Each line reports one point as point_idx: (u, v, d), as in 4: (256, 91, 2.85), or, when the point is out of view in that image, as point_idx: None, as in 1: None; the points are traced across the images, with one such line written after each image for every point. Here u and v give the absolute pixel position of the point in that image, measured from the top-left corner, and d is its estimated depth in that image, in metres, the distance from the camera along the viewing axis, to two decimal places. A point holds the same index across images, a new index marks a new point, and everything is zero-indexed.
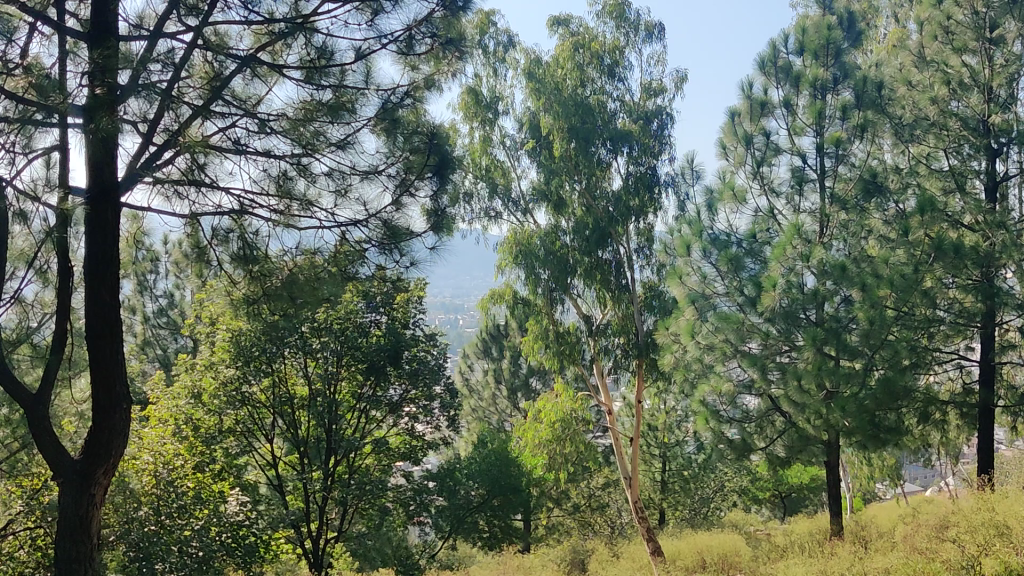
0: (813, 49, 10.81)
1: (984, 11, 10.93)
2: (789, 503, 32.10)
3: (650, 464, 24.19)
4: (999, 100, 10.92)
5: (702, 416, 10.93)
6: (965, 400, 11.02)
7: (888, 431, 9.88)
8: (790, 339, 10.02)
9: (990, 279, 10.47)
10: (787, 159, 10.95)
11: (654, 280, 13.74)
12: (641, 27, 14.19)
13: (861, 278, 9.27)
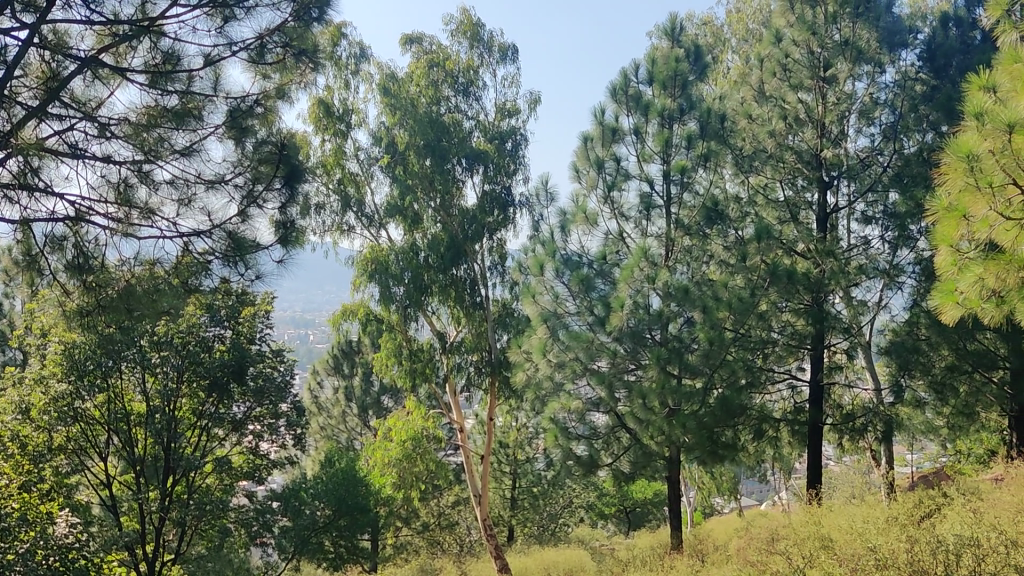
0: (662, 80, 11.16)
1: (819, 51, 11.63)
2: (634, 518, 33.07)
3: (500, 481, 24.37)
4: (830, 136, 11.70)
5: (552, 433, 10.95)
6: (796, 418, 11.59)
7: (724, 447, 10.47)
8: (637, 357, 10.22)
9: (819, 304, 11.09)
10: (636, 185, 11.29)
11: (507, 297, 13.99)
12: (494, 47, 14.39)
13: (703, 299, 9.67)
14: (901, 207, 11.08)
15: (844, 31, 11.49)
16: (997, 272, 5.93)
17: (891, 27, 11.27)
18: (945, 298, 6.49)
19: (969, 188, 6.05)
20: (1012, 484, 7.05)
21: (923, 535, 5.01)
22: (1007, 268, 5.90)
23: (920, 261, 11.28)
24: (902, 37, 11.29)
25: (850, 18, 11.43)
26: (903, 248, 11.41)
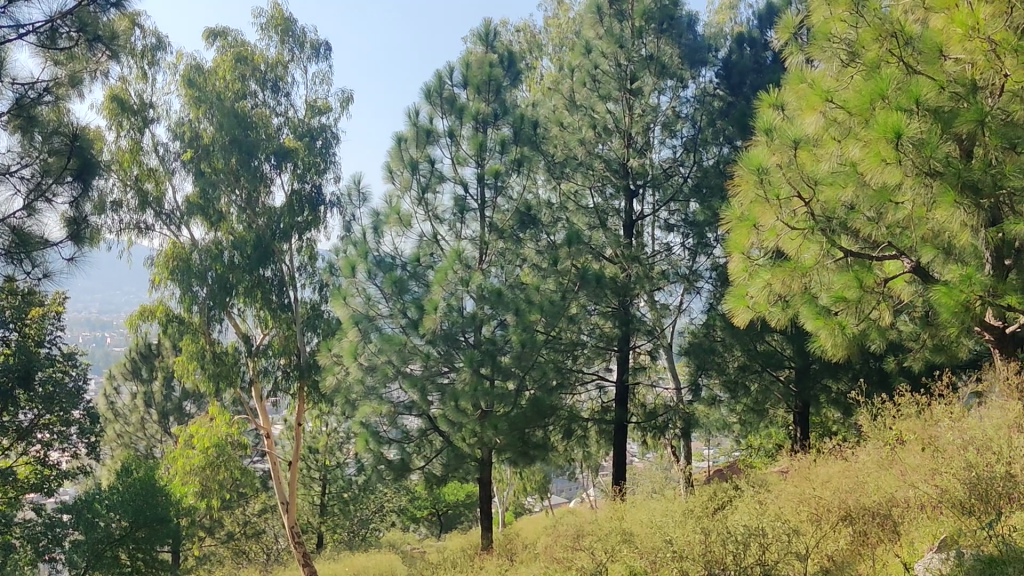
0: (476, 85, 11.27)
1: (626, 65, 11.99)
2: (447, 520, 33.28)
3: (310, 488, 23.91)
4: (636, 146, 12.10)
5: (362, 437, 10.72)
6: (603, 417, 11.97)
7: (535, 448, 10.69)
8: (450, 360, 10.29)
9: (625, 308, 11.59)
10: (450, 188, 11.24)
11: (314, 300, 13.89)
12: (306, 43, 14.11)
13: (516, 303, 10.00)
14: (700, 216, 11.90)
15: (649, 46, 12.00)
16: (784, 279, 6.38)
17: (692, 46, 11.92)
18: (736, 303, 6.73)
19: (759, 199, 6.36)
20: (796, 475, 7.55)
21: (715, 523, 5.18)
22: (792, 275, 6.39)
23: (715, 267, 12.07)
24: (701, 55, 12.01)
25: (654, 32, 11.94)
26: (701, 255, 12.13)
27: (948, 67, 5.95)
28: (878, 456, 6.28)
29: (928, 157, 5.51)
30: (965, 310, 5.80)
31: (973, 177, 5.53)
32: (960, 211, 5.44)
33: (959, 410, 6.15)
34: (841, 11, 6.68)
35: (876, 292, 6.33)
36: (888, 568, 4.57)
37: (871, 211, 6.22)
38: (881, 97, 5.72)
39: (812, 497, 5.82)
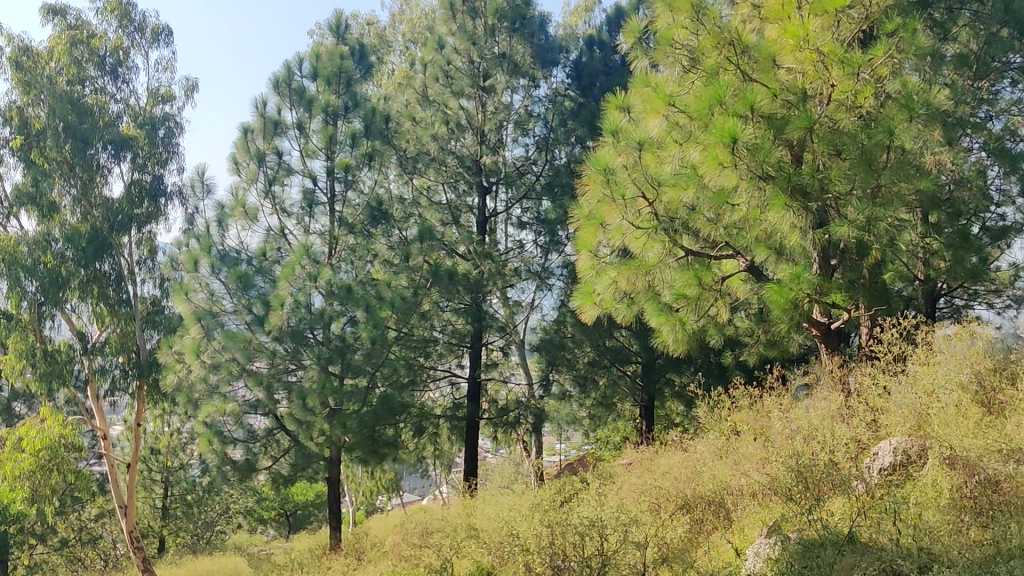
0: (326, 76, 11.14)
1: (478, 62, 12.02)
2: (295, 521, 32.62)
3: (150, 490, 22.94)
4: (489, 143, 12.18)
5: (205, 437, 10.27)
6: (455, 412, 11.90)
7: (386, 446, 10.54)
8: (298, 357, 10.04)
9: (478, 304, 11.53)
10: (299, 181, 11.06)
11: (157, 295, 13.47)
12: (147, 28, 13.57)
13: (366, 299, 9.93)
14: (552, 214, 12.14)
15: (501, 45, 12.05)
16: (629, 276, 6.45)
17: (544, 46, 12.15)
18: (584, 300, 6.73)
19: (605, 199, 6.43)
20: (638, 467, 7.78)
21: (559, 514, 5.26)
22: (637, 272, 6.49)
23: (566, 264, 12.39)
24: (552, 55, 12.27)
25: (506, 32, 12.00)
26: (552, 252, 12.42)
27: (781, 76, 6.23)
28: (715, 447, 6.53)
29: (761, 161, 5.77)
30: (794, 307, 6.12)
31: (802, 181, 5.86)
32: (789, 214, 5.73)
33: (788, 402, 6.48)
34: (681, 17, 6.76)
35: (713, 290, 6.57)
36: (722, 554, 4.78)
37: (711, 213, 6.43)
38: (719, 103, 5.94)
39: (653, 487, 6.00)
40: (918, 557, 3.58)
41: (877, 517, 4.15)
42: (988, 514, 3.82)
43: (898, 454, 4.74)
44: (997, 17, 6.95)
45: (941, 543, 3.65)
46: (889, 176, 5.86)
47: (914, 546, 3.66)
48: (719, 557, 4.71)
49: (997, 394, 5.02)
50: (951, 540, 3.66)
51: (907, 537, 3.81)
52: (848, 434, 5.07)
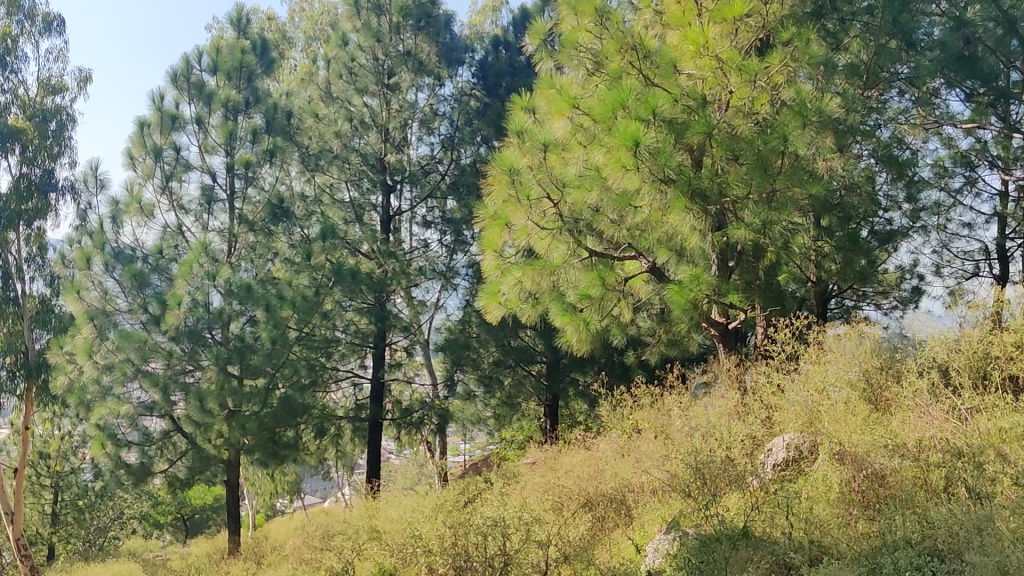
0: (226, 70, 10.86)
1: (383, 59, 11.96)
2: (193, 526, 31.80)
3: (39, 497, 22.05)
4: (394, 141, 12.00)
5: (98, 441, 9.87)
6: (358, 413, 11.79)
7: (286, 448, 10.36)
8: (196, 357, 9.82)
9: (381, 304, 11.43)
10: (197, 177, 10.79)
11: (47, 293, 12.99)
12: (37, 17, 13.04)
13: (267, 298, 9.75)
14: (457, 213, 12.19)
15: (406, 42, 12.00)
16: (534, 276, 6.48)
17: (450, 45, 12.23)
18: (489, 299, 6.73)
19: (510, 199, 6.41)
20: (541, 466, 7.83)
21: (462, 515, 5.24)
22: (541, 273, 6.51)
23: (471, 264, 12.44)
24: (457, 55, 12.36)
25: (412, 30, 11.97)
26: (458, 252, 12.44)
27: (682, 81, 6.43)
28: (616, 445, 6.63)
29: (663, 165, 5.86)
30: (693, 307, 6.26)
31: (701, 185, 6.00)
32: (689, 216, 5.92)
33: (687, 401, 6.62)
34: (586, 21, 6.83)
35: (616, 290, 6.69)
36: (622, 550, 4.85)
37: (614, 214, 6.49)
38: (622, 107, 6.00)
39: (555, 486, 6.05)
40: (809, 550, 3.73)
41: (771, 511, 4.27)
42: (874, 507, 3.97)
43: (791, 450, 4.90)
44: (885, 28, 7.06)
45: (830, 536, 3.78)
46: (783, 181, 6.01)
47: (806, 538, 3.81)
48: (620, 553, 4.79)
49: (883, 391, 5.22)
50: (841, 533, 3.80)
51: (799, 531, 3.94)
52: (744, 431, 5.21)
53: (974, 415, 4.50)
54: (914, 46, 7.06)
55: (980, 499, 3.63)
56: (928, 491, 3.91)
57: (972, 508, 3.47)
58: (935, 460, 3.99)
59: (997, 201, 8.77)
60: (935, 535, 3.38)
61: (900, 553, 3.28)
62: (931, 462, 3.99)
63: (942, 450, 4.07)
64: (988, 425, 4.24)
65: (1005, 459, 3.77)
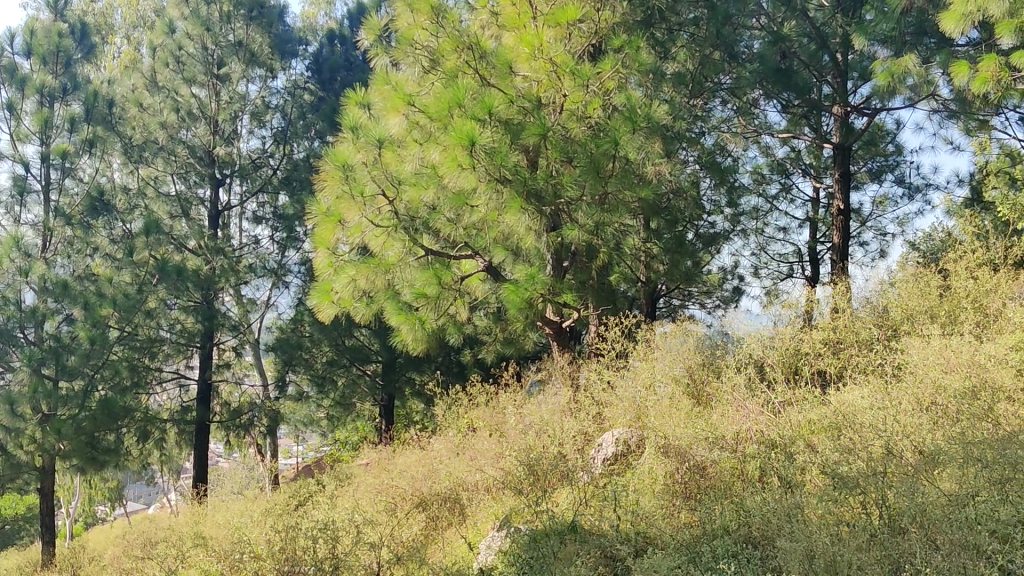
0: (41, 54, 10.07)
1: (212, 48, 11.53)
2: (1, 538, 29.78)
3: None
4: (223, 134, 11.71)
5: None
6: (183, 416, 11.35)
7: (106, 453, 9.83)
8: (7, 359, 9.20)
9: (208, 302, 11.08)
10: (8, 166, 10.04)
11: None
12: None
13: (84, 296, 9.25)
14: (289, 210, 11.88)
15: (237, 32, 11.66)
16: (368, 274, 6.34)
17: (283, 36, 11.92)
18: (320, 298, 6.53)
19: (343, 195, 6.20)
20: (375, 468, 7.73)
21: (292, 518, 5.10)
22: (376, 271, 6.38)
23: (304, 262, 12.16)
24: (290, 47, 12.07)
25: (243, 20, 11.66)
26: (290, 249, 12.11)
27: (518, 82, 6.52)
28: (450, 443, 6.63)
29: (498, 165, 5.91)
30: (529, 307, 6.33)
31: (537, 186, 6.12)
32: (525, 216, 6.00)
33: (520, 399, 6.71)
34: (422, 19, 6.73)
35: (452, 289, 6.71)
36: (455, 549, 4.87)
37: (451, 213, 6.48)
38: (458, 105, 6.04)
39: (390, 486, 5.98)
40: (636, 540, 3.84)
41: (599, 505, 4.37)
42: (695, 497, 4.12)
43: (620, 445, 5.01)
44: (709, 40, 7.45)
45: (655, 527, 3.91)
46: (615, 185, 6.29)
47: (632, 529, 3.92)
48: (454, 551, 4.80)
49: (705, 385, 5.44)
50: (664, 523, 3.93)
51: (625, 523, 4.05)
52: (575, 427, 5.30)
53: (786, 408, 4.74)
54: (736, 58, 7.47)
55: (790, 487, 3.81)
56: (744, 480, 4.08)
57: (783, 495, 3.64)
58: (750, 452, 4.17)
59: (810, 207, 9.37)
60: (751, 522, 3.54)
61: (718, 542, 3.43)
62: (747, 454, 4.18)
63: (757, 441, 4.27)
64: (798, 418, 4.47)
65: (813, 449, 3.97)
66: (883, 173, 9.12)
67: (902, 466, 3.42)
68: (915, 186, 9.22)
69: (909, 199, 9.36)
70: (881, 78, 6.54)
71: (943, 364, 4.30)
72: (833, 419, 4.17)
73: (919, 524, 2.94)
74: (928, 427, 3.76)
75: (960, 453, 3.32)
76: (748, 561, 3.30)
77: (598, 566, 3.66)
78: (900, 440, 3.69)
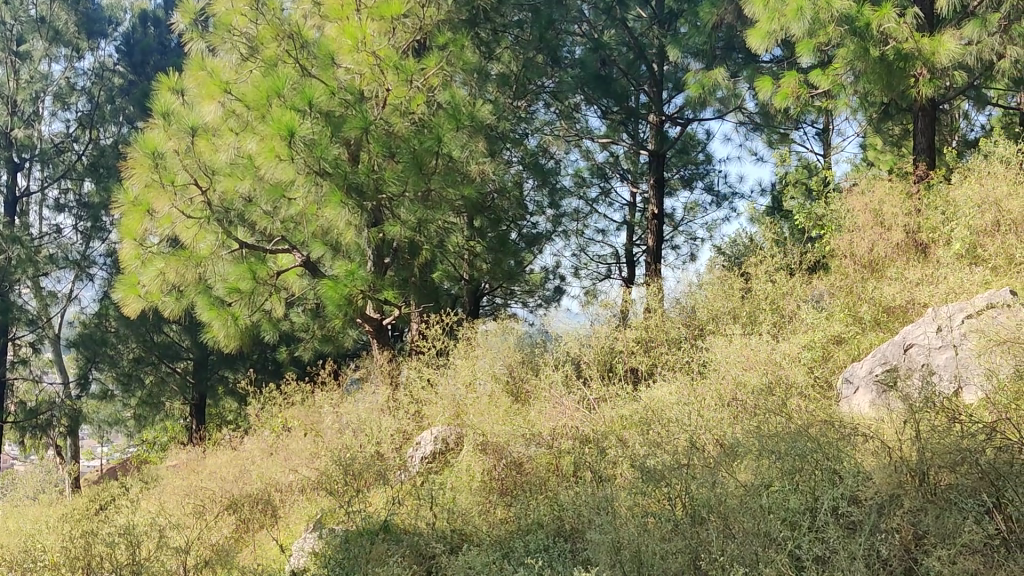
0: None
1: (11, 24, 10.76)
2: None
3: None
4: (22, 115, 10.99)
5: None
6: None
7: None
8: None
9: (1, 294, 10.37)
10: None
11: None
12: None
13: None
14: (94, 198, 11.28)
15: (39, 8, 10.95)
16: (178, 268, 6.10)
17: (91, 15, 11.35)
18: (126, 291, 6.19)
19: (152, 183, 5.93)
20: (183, 469, 7.42)
21: (92, 524, 4.81)
22: (186, 264, 6.15)
23: (110, 253, 11.61)
24: (100, 27, 11.51)
25: None
26: (95, 240, 11.53)
27: (339, 74, 6.33)
28: (264, 444, 6.45)
29: (318, 157, 5.82)
30: (348, 304, 6.23)
31: (357, 181, 6.05)
32: (345, 211, 5.85)
33: (336, 397, 6.61)
34: (241, 4, 6.51)
35: (268, 284, 6.57)
36: (267, 552, 4.69)
37: (268, 206, 6.28)
38: (276, 95, 5.89)
39: (199, 488, 5.73)
40: (452, 539, 3.85)
41: (415, 504, 4.32)
42: (510, 493, 4.16)
43: (438, 443, 4.95)
44: (533, 43, 7.57)
45: (471, 525, 3.91)
46: (437, 183, 6.36)
47: (449, 528, 3.92)
48: (264, 554, 4.65)
49: (523, 383, 5.51)
50: (481, 521, 3.94)
51: (442, 521, 4.02)
52: (393, 426, 5.25)
53: (601, 404, 4.87)
54: (558, 63, 7.71)
55: (601, 480, 3.89)
56: (559, 476, 4.16)
57: (594, 489, 3.73)
58: (565, 447, 4.26)
59: (627, 210, 9.70)
60: (564, 516, 3.61)
61: (531, 537, 3.48)
62: (562, 449, 4.26)
63: (572, 437, 4.37)
64: (611, 413, 4.61)
65: (623, 443, 4.10)
66: (694, 180, 9.53)
67: (704, 459, 3.57)
68: (723, 195, 9.70)
69: (717, 206, 9.85)
70: (693, 89, 6.84)
71: (743, 362, 4.54)
72: (643, 415, 4.33)
73: (718, 514, 3.07)
74: (728, 422, 3.95)
75: (756, 446, 3.49)
76: (558, 555, 3.36)
77: (412, 565, 3.65)
78: (703, 434, 3.86)
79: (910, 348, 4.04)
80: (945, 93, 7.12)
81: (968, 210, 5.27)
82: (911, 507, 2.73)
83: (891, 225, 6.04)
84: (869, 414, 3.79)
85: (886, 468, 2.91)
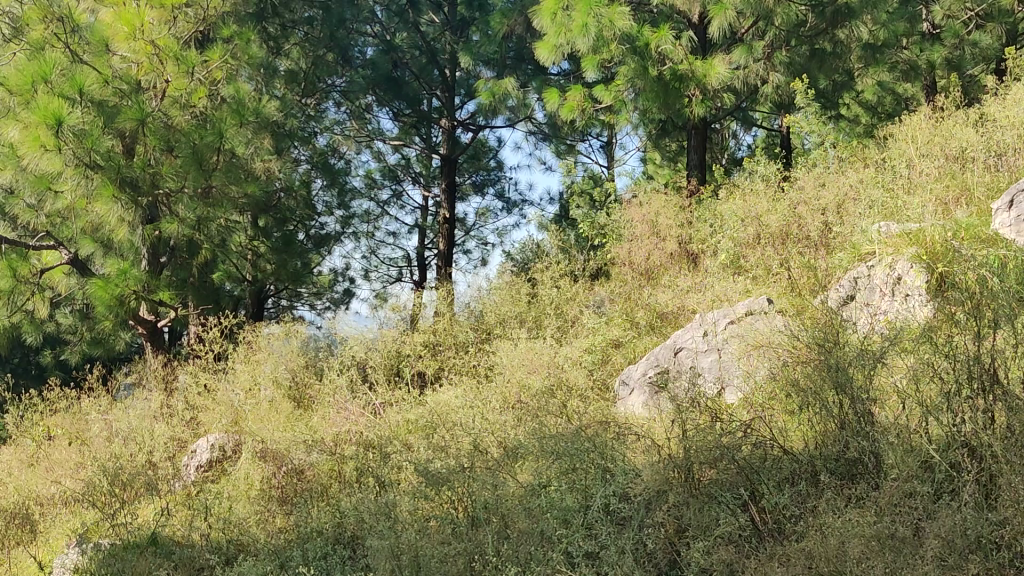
0: None
1: None
2: None
3: None
4: None
5: None
6: None
7: None
8: None
9: None
10: None
11: None
12: None
13: None
14: None
15: None
16: None
17: None
18: None
19: None
20: None
21: None
22: None
23: None
24: None
25: None
26: None
27: (114, 62, 5.97)
28: (23, 455, 6.00)
29: (87, 149, 5.50)
30: (119, 304, 5.90)
31: (131, 174, 5.76)
32: (117, 206, 5.65)
33: (106, 404, 6.26)
34: None
35: (30, 283, 6.10)
36: (22, 568, 4.33)
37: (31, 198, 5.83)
38: (43, 81, 5.44)
39: None
40: (226, 551, 3.71)
41: (188, 514, 4.14)
42: (290, 501, 4.04)
43: (215, 450, 4.80)
44: (323, 41, 7.42)
45: (247, 534, 3.78)
46: (219, 179, 6.13)
47: (224, 538, 3.77)
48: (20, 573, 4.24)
49: (306, 388, 5.40)
50: (258, 529, 3.81)
51: (217, 530, 3.87)
52: (167, 434, 4.99)
53: (386, 408, 4.88)
54: (350, 62, 7.58)
55: (384, 485, 3.85)
56: (341, 482, 4.07)
57: (377, 494, 3.70)
58: (348, 454, 4.20)
59: (419, 214, 9.72)
60: (344, 523, 3.56)
61: (309, 545, 3.41)
62: (344, 456, 4.17)
63: (356, 443, 4.31)
64: (397, 418, 4.61)
65: (406, 448, 4.11)
66: (486, 186, 9.69)
67: (485, 461, 3.62)
68: (513, 202, 9.92)
69: (507, 213, 10.06)
70: (484, 96, 7.00)
71: (527, 365, 4.68)
72: (428, 419, 4.36)
73: (499, 515, 3.15)
74: (511, 424, 4.04)
75: (536, 446, 3.60)
76: (334, 563, 3.30)
77: None
78: (487, 437, 3.93)
79: (679, 351, 4.30)
80: (715, 114, 7.59)
81: (733, 223, 5.64)
82: (675, 502, 2.87)
83: (666, 236, 6.39)
84: (641, 414, 3.99)
85: (654, 465, 3.06)
